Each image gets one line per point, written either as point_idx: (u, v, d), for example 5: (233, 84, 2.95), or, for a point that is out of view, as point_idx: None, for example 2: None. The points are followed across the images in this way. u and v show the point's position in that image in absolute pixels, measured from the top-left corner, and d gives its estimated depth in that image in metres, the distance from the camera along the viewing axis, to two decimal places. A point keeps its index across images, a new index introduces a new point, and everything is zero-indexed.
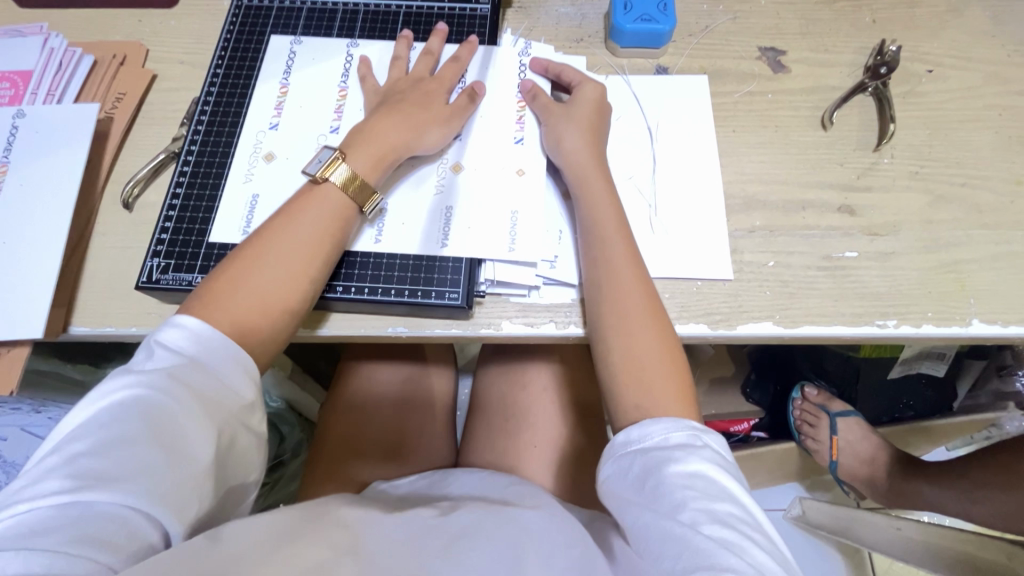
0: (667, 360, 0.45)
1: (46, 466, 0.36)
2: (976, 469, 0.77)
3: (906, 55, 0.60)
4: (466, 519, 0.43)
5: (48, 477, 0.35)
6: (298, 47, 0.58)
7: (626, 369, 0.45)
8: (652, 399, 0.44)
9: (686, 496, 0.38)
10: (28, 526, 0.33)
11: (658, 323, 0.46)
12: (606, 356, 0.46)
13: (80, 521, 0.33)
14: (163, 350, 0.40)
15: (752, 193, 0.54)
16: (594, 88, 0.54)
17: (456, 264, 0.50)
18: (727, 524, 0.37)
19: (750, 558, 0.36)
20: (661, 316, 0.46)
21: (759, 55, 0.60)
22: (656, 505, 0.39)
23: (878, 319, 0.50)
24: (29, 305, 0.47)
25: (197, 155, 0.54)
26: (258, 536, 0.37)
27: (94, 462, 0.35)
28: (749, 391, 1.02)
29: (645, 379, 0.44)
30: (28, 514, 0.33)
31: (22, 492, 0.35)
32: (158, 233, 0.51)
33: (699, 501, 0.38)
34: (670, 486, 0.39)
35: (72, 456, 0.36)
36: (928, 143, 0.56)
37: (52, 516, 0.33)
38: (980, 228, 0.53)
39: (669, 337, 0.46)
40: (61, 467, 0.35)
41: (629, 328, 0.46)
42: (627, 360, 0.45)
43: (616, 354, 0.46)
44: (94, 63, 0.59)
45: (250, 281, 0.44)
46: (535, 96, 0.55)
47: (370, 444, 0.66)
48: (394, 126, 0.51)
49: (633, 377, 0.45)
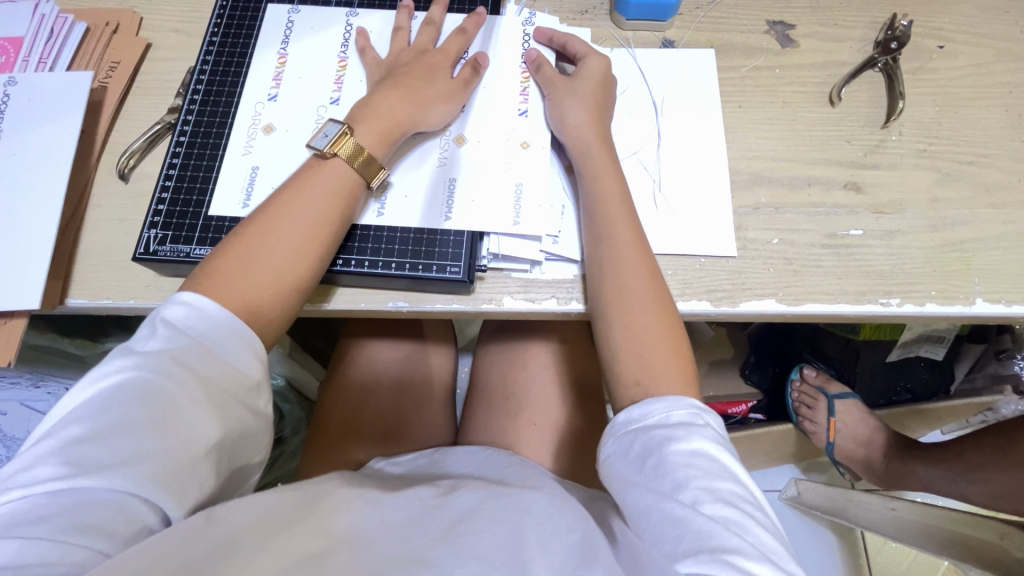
0: (668, 341, 0.45)
1: (42, 450, 0.35)
2: (975, 450, 0.78)
3: (917, 31, 0.59)
4: (467, 501, 0.43)
5: (43, 463, 0.35)
6: (296, 16, 0.56)
7: (627, 350, 0.45)
8: (652, 374, 0.44)
9: (688, 477, 0.38)
10: (22, 514, 0.33)
11: (660, 304, 0.46)
12: (608, 330, 0.46)
13: (74, 509, 0.33)
14: (165, 328, 0.40)
15: (757, 170, 0.53)
16: (600, 60, 0.53)
17: (458, 237, 0.49)
18: (728, 503, 0.37)
19: (753, 537, 0.36)
20: (663, 292, 0.46)
21: (767, 29, 0.59)
22: (657, 486, 0.39)
23: (881, 298, 0.50)
24: (25, 275, 0.47)
25: (193, 126, 0.53)
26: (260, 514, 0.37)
27: (91, 448, 0.35)
28: (747, 372, 1.01)
29: (646, 360, 0.44)
30: (22, 501, 0.33)
31: (19, 477, 0.35)
32: (155, 205, 0.50)
33: (701, 480, 0.38)
34: (672, 466, 0.38)
35: (69, 440, 0.36)
36: (937, 120, 0.55)
37: (48, 504, 0.33)
38: (987, 207, 0.52)
39: (669, 317, 0.46)
40: (57, 451, 0.35)
41: (631, 303, 0.45)
42: (628, 340, 0.45)
43: (617, 328, 0.45)
44: (86, 30, 0.57)
45: (258, 259, 0.44)
46: (539, 67, 0.54)
47: (368, 422, 0.66)
48: (398, 100, 0.50)
49: (634, 358, 0.44)
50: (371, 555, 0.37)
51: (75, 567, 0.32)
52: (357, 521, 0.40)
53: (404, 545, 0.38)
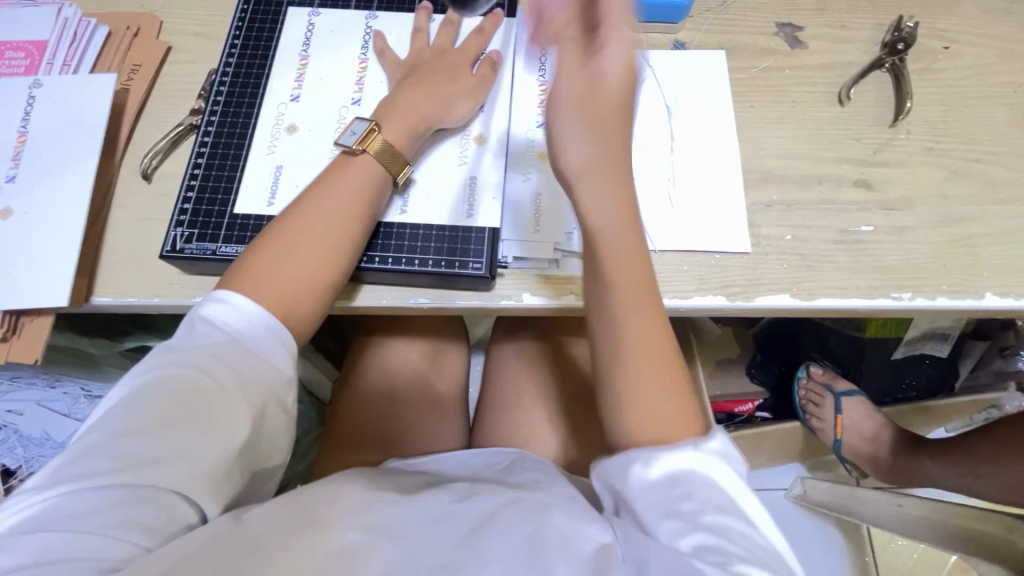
0: (675, 387, 0.40)
1: (85, 445, 0.36)
2: (984, 444, 0.79)
3: (922, 32, 0.60)
4: (485, 506, 0.41)
5: (84, 459, 0.35)
6: (317, 19, 0.58)
7: (622, 389, 0.40)
8: (662, 397, 0.40)
9: (684, 526, 0.37)
10: (69, 508, 0.33)
11: (654, 319, 0.40)
12: (616, 395, 0.40)
13: (118, 505, 0.34)
14: (207, 324, 0.41)
15: (769, 168, 0.55)
16: (448, 87, 0.53)
17: (479, 235, 0.50)
18: (739, 524, 0.37)
19: (750, 546, 0.36)
20: (682, 376, 0.41)
21: (776, 31, 0.60)
22: (644, 516, 0.38)
23: (893, 292, 0.51)
24: (52, 275, 0.47)
25: (216, 127, 0.54)
26: (276, 521, 0.36)
27: (134, 444, 0.36)
28: (752, 371, 1.00)
29: (643, 384, 0.40)
30: (66, 495, 0.34)
31: (61, 472, 0.35)
32: (180, 204, 0.51)
33: (716, 505, 0.37)
34: (689, 491, 0.37)
35: (112, 436, 0.36)
36: (944, 118, 0.57)
37: (92, 498, 0.34)
38: (995, 203, 0.53)
39: (670, 341, 0.41)
40: (99, 447, 0.35)
41: (637, 376, 0.40)
42: (620, 373, 0.40)
43: (625, 394, 0.40)
44: (108, 33, 0.58)
45: (291, 258, 0.45)
46: (425, 78, 0.53)
47: (383, 424, 0.66)
48: (426, 96, 0.51)
49: (630, 391, 0.40)
50: (373, 556, 0.36)
51: (117, 562, 0.32)
52: (362, 519, 0.38)
53: (418, 549, 0.36)
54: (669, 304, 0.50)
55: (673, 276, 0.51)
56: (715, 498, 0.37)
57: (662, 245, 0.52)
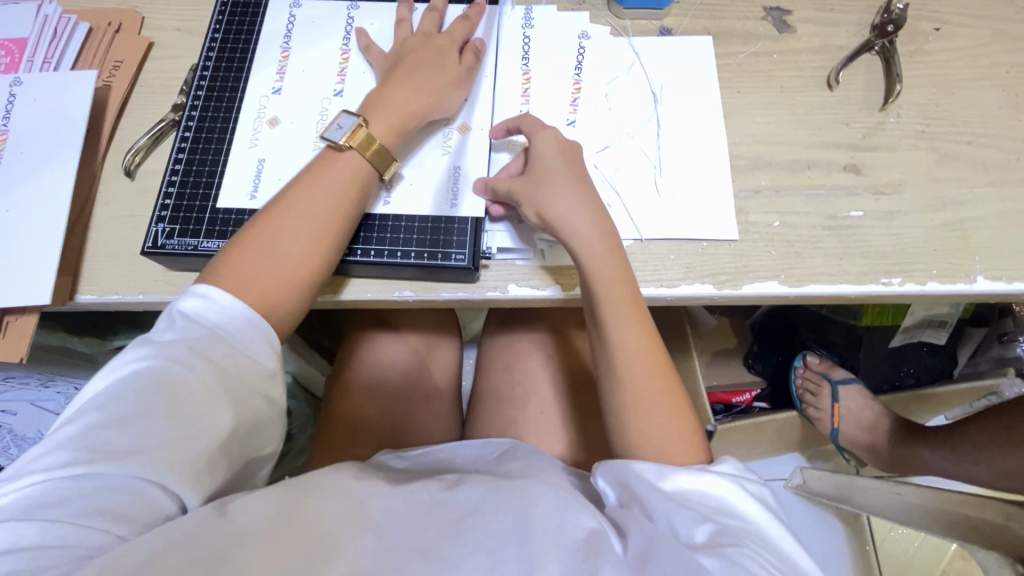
0: (675, 413, 0.45)
1: (63, 435, 0.36)
2: (982, 432, 0.78)
3: (913, 13, 0.59)
4: (472, 495, 0.40)
5: (60, 449, 0.35)
6: (298, 10, 0.57)
7: (625, 401, 0.45)
8: (660, 421, 0.45)
9: (693, 518, 0.38)
10: (45, 496, 0.33)
11: (654, 350, 0.46)
12: (622, 422, 0.46)
13: (94, 494, 0.34)
14: (185, 319, 0.40)
15: (757, 154, 0.54)
16: (438, 78, 0.51)
17: (462, 225, 0.50)
18: (753, 536, 0.37)
19: (763, 557, 0.36)
20: (682, 401, 0.46)
21: (763, 15, 0.59)
22: (654, 506, 0.39)
23: (883, 278, 0.50)
24: (35, 273, 0.47)
25: (197, 121, 0.53)
26: (270, 508, 0.36)
27: (111, 436, 0.35)
28: (751, 361, 1.00)
29: (648, 410, 0.45)
30: (42, 485, 0.34)
31: (37, 462, 0.35)
32: (162, 201, 0.51)
33: (727, 515, 0.39)
34: (702, 499, 0.40)
35: (88, 428, 0.36)
36: (935, 101, 0.56)
37: (68, 488, 0.34)
38: (987, 186, 0.52)
39: (671, 374, 0.47)
40: (76, 438, 0.35)
41: (645, 404, 0.45)
42: (626, 393, 0.45)
43: (632, 422, 0.45)
44: (89, 30, 0.58)
45: (274, 252, 0.44)
46: (414, 68, 0.52)
47: (373, 419, 0.65)
48: (415, 90, 0.50)
49: (633, 406, 0.45)
50: (368, 541, 0.35)
51: (93, 549, 0.32)
52: (352, 509, 0.37)
53: (407, 535, 0.36)
54: (656, 293, 0.50)
55: (661, 265, 0.50)
56: (724, 511, 0.39)
57: (650, 233, 0.51)
